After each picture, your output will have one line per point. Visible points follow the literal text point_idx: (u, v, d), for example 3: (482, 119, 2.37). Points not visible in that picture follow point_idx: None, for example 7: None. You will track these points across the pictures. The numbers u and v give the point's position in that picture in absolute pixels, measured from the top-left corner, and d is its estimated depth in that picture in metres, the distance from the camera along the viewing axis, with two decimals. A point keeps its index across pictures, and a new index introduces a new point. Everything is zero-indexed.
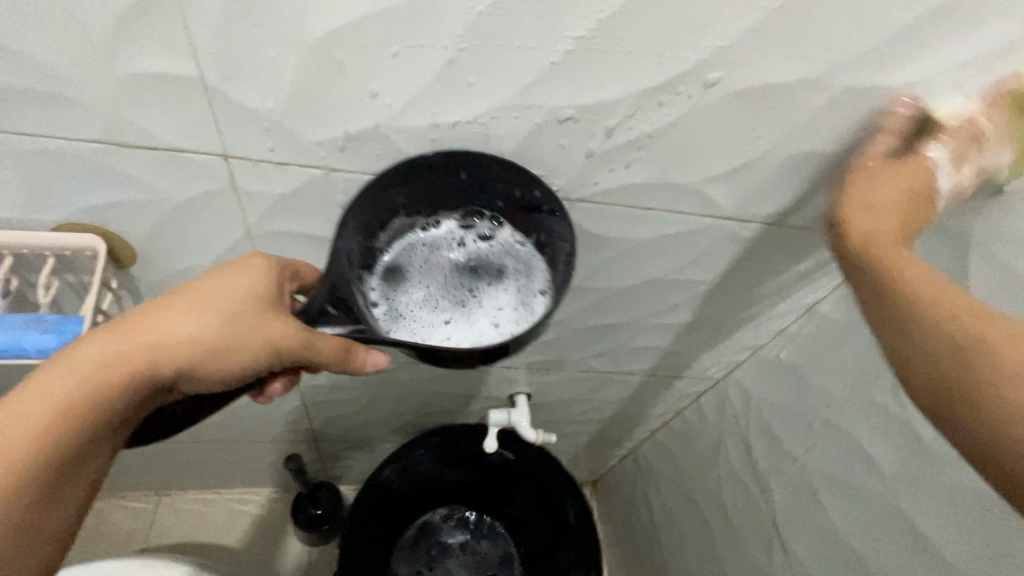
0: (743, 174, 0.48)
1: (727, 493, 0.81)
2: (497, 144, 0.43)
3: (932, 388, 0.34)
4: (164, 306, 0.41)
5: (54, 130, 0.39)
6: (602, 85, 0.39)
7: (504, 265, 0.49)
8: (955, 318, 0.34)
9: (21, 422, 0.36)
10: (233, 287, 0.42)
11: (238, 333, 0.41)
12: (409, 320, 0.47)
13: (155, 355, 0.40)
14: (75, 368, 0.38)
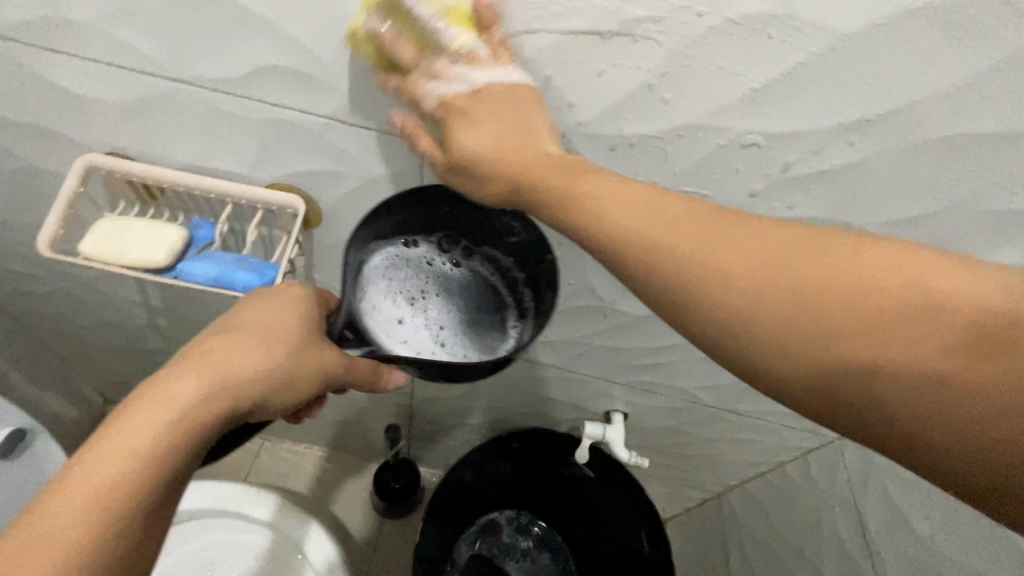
0: (922, 225, 0.45)
1: (826, 562, 0.75)
2: (668, 161, 0.45)
3: (853, 377, 0.28)
4: (226, 344, 0.41)
5: (296, 105, 0.47)
6: (794, 116, 0.40)
7: (472, 286, 0.54)
8: (840, 279, 0.28)
9: (115, 458, 0.35)
10: (283, 321, 0.44)
11: (300, 368, 0.43)
12: (399, 335, 0.49)
13: (228, 396, 0.40)
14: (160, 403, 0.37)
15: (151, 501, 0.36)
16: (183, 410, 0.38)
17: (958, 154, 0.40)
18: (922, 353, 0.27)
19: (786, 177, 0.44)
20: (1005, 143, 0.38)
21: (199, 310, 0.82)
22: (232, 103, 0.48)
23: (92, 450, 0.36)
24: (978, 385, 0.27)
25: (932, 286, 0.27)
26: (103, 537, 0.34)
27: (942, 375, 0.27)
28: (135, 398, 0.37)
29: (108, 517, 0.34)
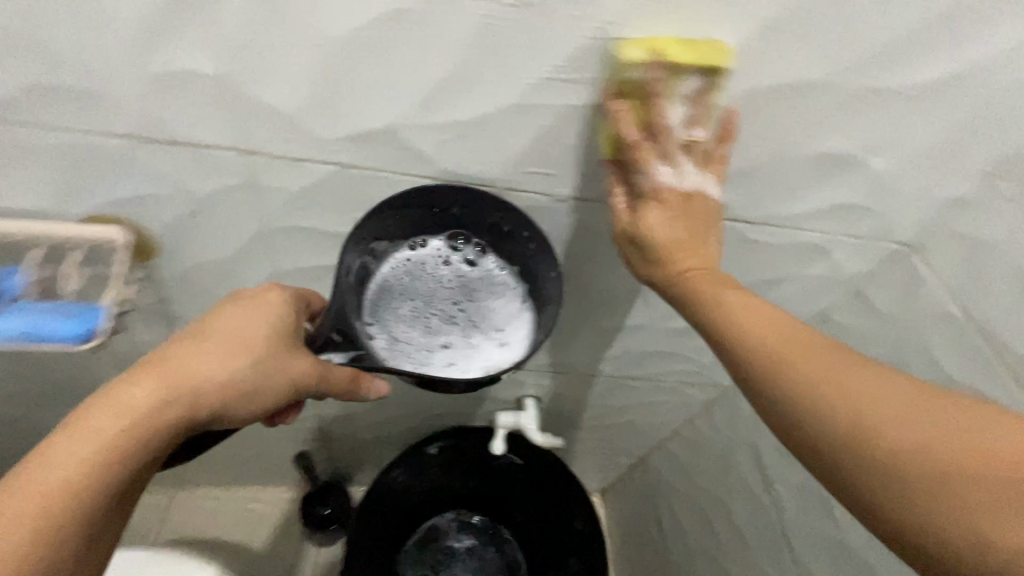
0: (750, 176, 0.48)
1: (737, 503, 0.80)
2: (504, 146, 0.43)
3: (814, 434, 0.34)
4: (189, 351, 0.39)
5: (87, 124, 0.41)
6: (609, 86, 0.39)
7: (483, 289, 0.49)
8: (821, 374, 0.35)
9: (69, 457, 0.35)
10: (252, 327, 0.41)
11: (263, 376, 0.40)
12: (398, 341, 0.46)
13: (181, 407, 0.38)
14: (114, 408, 0.36)
15: (90, 514, 0.35)
16: (130, 420, 0.36)
17: (764, 103, 0.41)
18: (884, 437, 0.32)
19: (621, 147, 0.44)
20: (799, 89, 0.41)
21: (47, 370, 0.72)
22: (8, 131, 0.41)
23: (36, 457, 0.35)
24: (938, 478, 0.29)
25: (897, 400, 0.32)
26: (35, 548, 0.33)
27: (899, 460, 0.31)
28: (87, 406, 0.36)
29: (38, 530, 0.33)
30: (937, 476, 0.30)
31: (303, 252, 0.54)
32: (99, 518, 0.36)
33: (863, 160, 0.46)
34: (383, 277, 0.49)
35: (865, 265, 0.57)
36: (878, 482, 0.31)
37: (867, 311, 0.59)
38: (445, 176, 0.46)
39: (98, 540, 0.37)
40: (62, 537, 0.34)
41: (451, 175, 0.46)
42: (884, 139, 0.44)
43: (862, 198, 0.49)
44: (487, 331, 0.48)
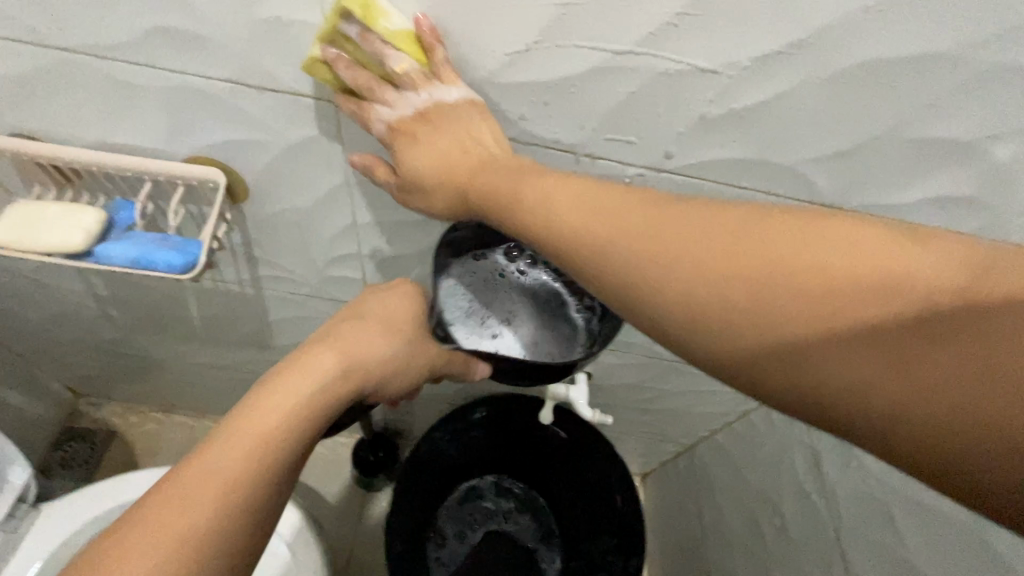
0: (850, 158, 0.44)
1: (786, 501, 0.77)
2: (588, 110, 0.43)
3: (758, 323, 0.31)
4: (356, 332, 0.48)
5: (196, 68, 0.44)
6: (704, 50, 0.38)
7: (542, 298, 0.56)
8: (664, 250, 0.33)
9: (271, 407, 0.41)
10: (403, 315, 0.52)
11: (418, 356, 0.51)
12: (466, 329, 0.53)
13: (356, 373, 0.46)
14: (306, 370, 0.44)
15: (292, 456, 0.41)
16: (320, 380, 0.44)
17: (877, 78, 0.38)
18: (874, 307, 0.28)
19: (710, 118, 0.42)
20: (921, 64, 0.37)
21: (145, 296, 0.79)
22: (131, 73, 0.45)
23: (249, 406, 0.41)
24: (956, 339, 0.27)
25: (869, 249, 0.29)
26: (253, 481, 0.38)
27: (910, 333, 0.28)
28: (284, 368, 0.44)
29: (259, 466, 0.39)
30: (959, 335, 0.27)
31: (379, 206, 0.56)
32: (295, 461, 0.41)
33: (986, 149, 0.41)
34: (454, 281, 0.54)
35: None
36: (895, 370, 0.28)
37: None
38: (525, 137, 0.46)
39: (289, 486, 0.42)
40: (268, 474, 0.39)
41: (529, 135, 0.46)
42: (1014, 126, 0.39)
43: (980, 191, 0.44)
44: (546, 328, 0.55)
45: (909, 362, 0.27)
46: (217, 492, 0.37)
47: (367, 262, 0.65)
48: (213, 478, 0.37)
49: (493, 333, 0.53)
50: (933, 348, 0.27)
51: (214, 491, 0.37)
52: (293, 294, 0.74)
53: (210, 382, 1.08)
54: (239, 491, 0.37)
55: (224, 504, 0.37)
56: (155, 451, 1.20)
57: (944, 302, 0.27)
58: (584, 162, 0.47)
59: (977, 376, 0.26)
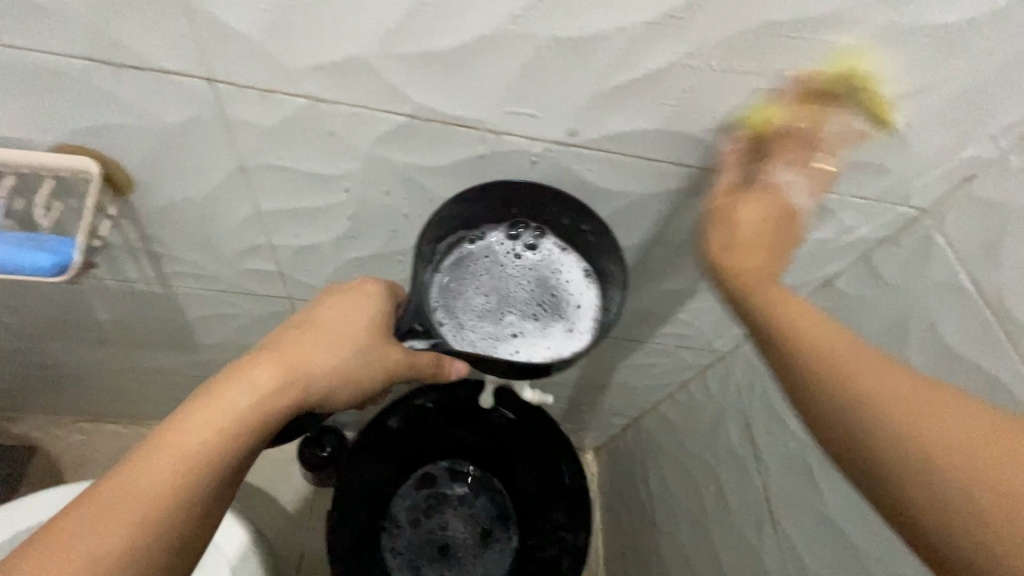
0: (756, 128, 0.44)
1: (722, 465, 0.79)
2: (486, 82, 0.40)
3: (840, 417, 0.35)
4: (302, 341, 0.44)
5: (43, 44, 0.39)
6: (598, 14, 0.36)
7: (552, 279, 0.52)
8: (851, 366, 0.36)
9: (199, 427, 0.37)
10: (355, 319, 0.46)
11: (372, 364, 0.45)
12: (465, 328, 0.49)
13: (297, 389, 0.42)
14: (241, 386, 0.40)
15: (214, 478, 0.37)
16: (253, 396, 0.40)
17: (773, 41, 0.37)
18: (934, 448, 0.31)
19: (614, 88, 0.40)
20: (814, 28, 0.36)
21: (43, 301, 0.73)
22: None
23: (172, 424, 0.37)
24: (990, 507, 0.28)
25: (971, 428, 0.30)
26: (165, 506, 0.35)
27: (958, 482, 0.29)
28: (218, 379, 0.40)
29: (179, 491, 0.36)
30: (1002, 505, 0.28)
31: (283, 194, 0.52)
32: (221, 482, 0.38)
33: (879, 112, 0.42)
34: (446, 276, 0.51)
35: (875, 228, 0.52)
36: (916, 490, 0.30)
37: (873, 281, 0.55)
38: (423, 113, 0.43)
39: (217, 505, 0.39)
40: (192, 500, 0.36)
41: (428, 112, 0.43)
42: (901, 89, 0.40)
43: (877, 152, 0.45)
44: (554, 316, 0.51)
45: (931, 488, 0.30)
46: (124, 517, 0.34)
47: (281, 253, 0.61)
48: (123, 503, 0.35)
49: (504, 327, 0.50)
50: (973, 502, 0.28)
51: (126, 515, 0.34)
52: (208, 291, 0.70)
53: (137, 388, 1.01)
54: (157, 520, 0.35)
55: (133, 529, 0.34)
56: (83, 463, 1.13)
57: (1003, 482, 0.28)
58: (490, 139, 0.45)
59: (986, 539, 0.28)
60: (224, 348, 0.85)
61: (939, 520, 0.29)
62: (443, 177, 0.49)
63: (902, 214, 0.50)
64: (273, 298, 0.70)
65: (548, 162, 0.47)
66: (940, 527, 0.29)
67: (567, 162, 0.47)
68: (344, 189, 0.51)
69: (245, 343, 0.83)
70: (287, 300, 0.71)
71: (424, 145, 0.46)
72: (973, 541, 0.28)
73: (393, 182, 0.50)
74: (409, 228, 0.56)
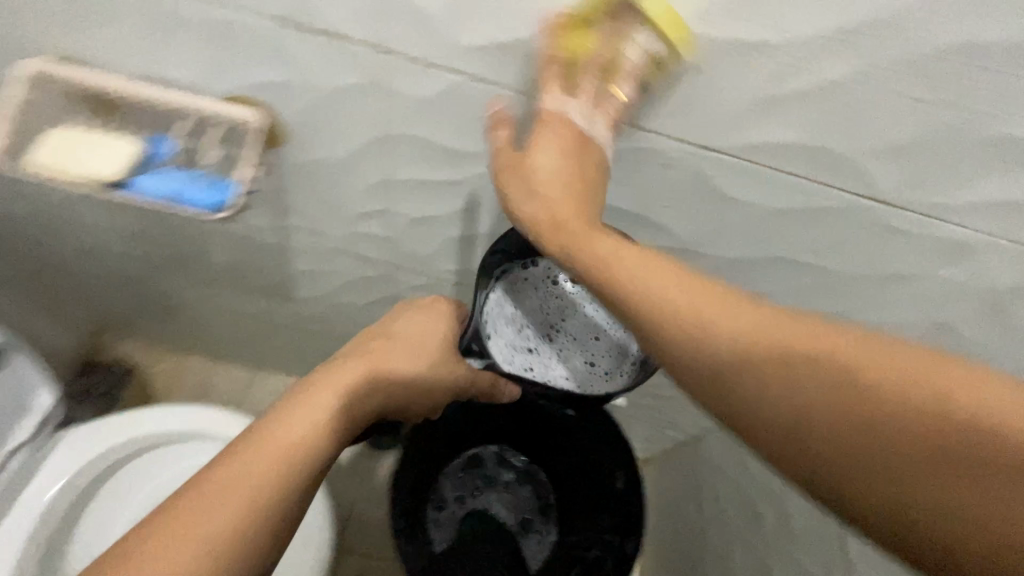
0: (915, 153, 0.41)
1: (791, 498, 0.77)
2: (643, 76, 0.41)
3: (781, 405, 0.36)
4: (385, 348, 0.54)
5: (245, 3, 0.43)
6: (776, 20, 0.36)
7: (581, 310, 0.58)
8: (754, 333, 0.37)
9: (314, 408, 0.45)
10: (420, 336, 0.57)
11: (434, 371, 0.56)
12: (506, 344, 0.55)
13: (379, 387, 0.52)
14: (339, 378, 0.49)
15: (326, 454, 0.45)
16: (352, 386, 0.49)
17: (960, 65, 0.35)
18: (889, 402, 0.33)
19: (772, 95, 0.40)
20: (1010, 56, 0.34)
21: (173, 237, 0.80)
22: (181, 3, 0.44)
23: (294, 407, 0.45)
24: (942, 438, 0.31)
25: (897, 369, 0.33)
26: (291, 472, 0.42)
27: (915, 436, 0.32)
28: (323, 377, 0.49)
29: (299, 460, 0.42)
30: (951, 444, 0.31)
31: (415, 165, 0.55)
32: (329, 457, 0.45)
33: None
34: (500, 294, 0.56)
35: None
36: (885, 454, 0.33)
37: None
38: None
39: (315, 489, 0.45)
40: (307, 467, 0.43)
41: None
42: None
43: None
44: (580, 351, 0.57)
45: (897, 452, 0.32)
46: (243, 483, 0.40)
47: (396, 220, 0.65)
48: (250, 468, 0.41)
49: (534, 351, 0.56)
50: (925, 447, 0.32)
51: (259, 478, 0.40)
52: (320, 248, 0.74)
53: (229, 329, 1.10)
54: (283, 479, 0.41)
55: (259, 496, 0.40)
56: (172, 389, 1.24)
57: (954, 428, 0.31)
58: (631, 134, 0.46)
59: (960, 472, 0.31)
60: (317, 303, 0.91)
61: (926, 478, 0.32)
62: None
63: None
64: (377, 263, 0.74)
65: (682, 164, 0.47)
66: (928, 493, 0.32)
67: (701, 165, 0.47)
68: (475, 166, 0.53)
69: (337, 302, 0.88)
70: (389, 267, 0.75)
71: (564, 132, 0.47)
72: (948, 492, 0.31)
73: None
74: None
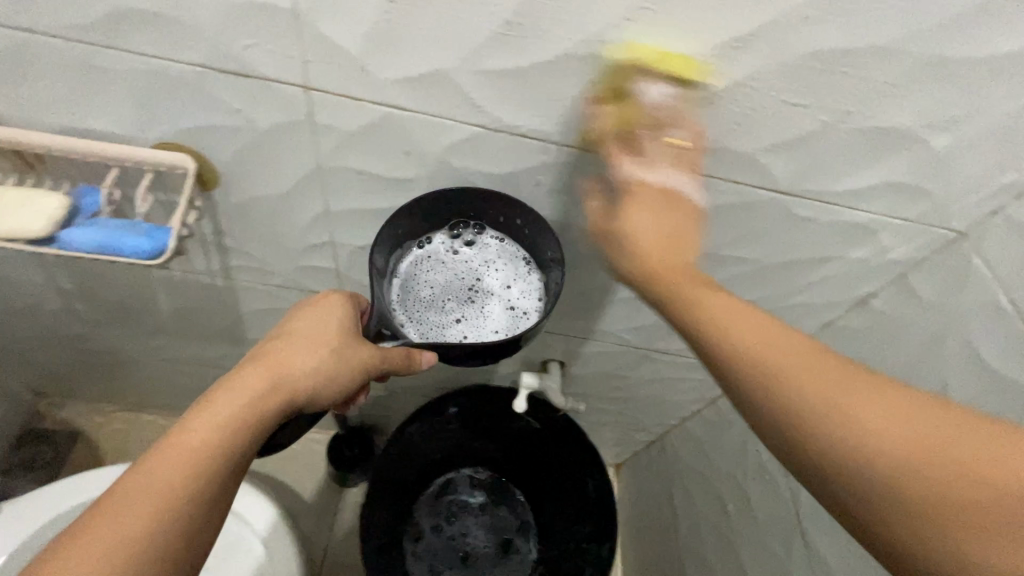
0: (806, 148, 0.45)
1: (751, 482, 0.80)
2: (554, 97, 0.43)
3: (793, 421, 0.36)
4: (285, 349, 0.47)
5: (164, 52, 0.44)
6: (663, 40, 0.38)
7: (493, 265, 0.56)
8: (811, 375, 0.37)
9: (198, 427, 0.41)
10: (324, 325, 0.49)
11: (348, 363, 0.48)
12: (422, 324, 0.54)
13: (280, 394, 0.45)
14: (230, 390, 0.43)
15: (221, 469, 0.41)
16: (244, 400, 0.43)
17: (827, 70, 0.39)
18: (891, 448, 0.33)
19: (673, 105, 0.43)
20: (867, 60, 0.39)
21: (113, 288, 0.78)
22: (98, 55, 0.45)
23: (181, 428, 0.41)
24: (946, 498, 0.31)
25: (916, 425, 0.34)
26: (180, 493, 0.38)
27: (913, 477, 0.32)
28: (210, 392, 0.43)
29: (190, 481, 0.39)
30: (952, 499, 0.31)
31: (352, 194, 0.56)
32: (224, 475, 0.41)
33: (926, 139, 0.44)
34: (403, 279, 0.55)
35: (914, 250, 0.54)
36: (873, 489, 0.34)
37: (913, 302, 0.56)
38: (495, 125, 0.46)
39: (227, 498, 0.42)
40: (198, 488, 0.39)
41: (500, 123, 0.46)
42: (951, 116, 0.42)
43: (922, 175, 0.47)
44: (499, 301, 0.55)
45: (893, 488, 0.33)
46: (128, 514, 0.37)
47: (342, 250, 0.66)
48: (133, 498, 0.38)
49: (452, 320, 0.54)
50: (930, 498, 0.32)
51: (145, 506, 0.37)
52: (267, 286, 0.74)
53: (181, 380, 1.06)
54: (170, 507, 0.38)
55: (145, 525, 0.37)
56: (124, 449, 1.17)
57: (958, 486, 0.31)
58: (552, 149, 0.48)
59: (948, 522, 0.31)
60: None
61: (926, 519, 0.32)
62: (504, 184, 0.53)
63: (940, 235, 0.52)
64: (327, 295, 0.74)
65: (602, 175, 0.50)
66: (920, 529, 0.32)
67: None
68: (411, 192, 0.55)
69: None
70: None
71: (492, 154, 0.50)
72: (935, 531, 0.31)
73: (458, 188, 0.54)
74: None
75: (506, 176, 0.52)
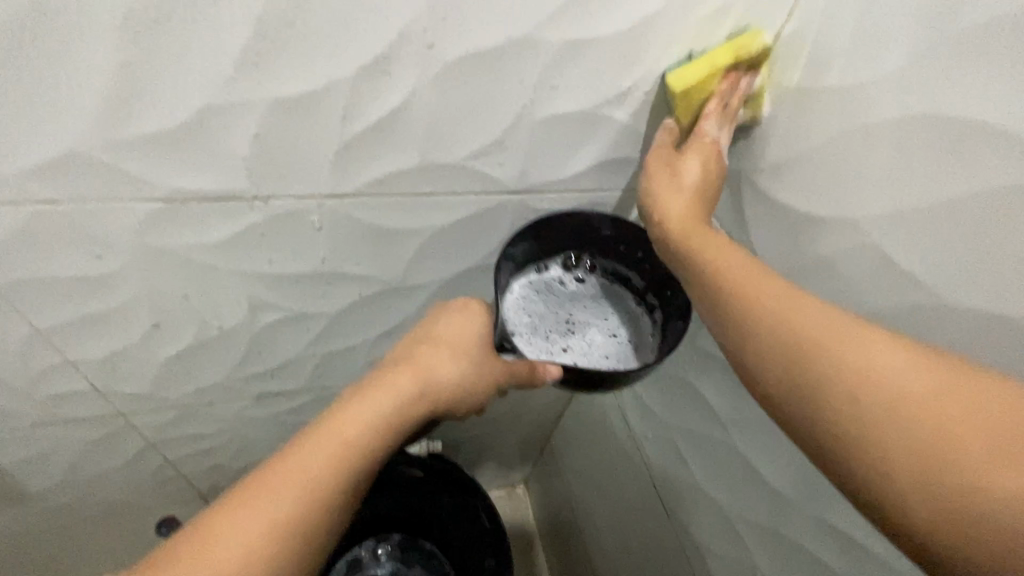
0: (512, 148, 0.45)
1: (620, 469, 0.80)
2: (220, 154, 0.39)
3: (774, 361, 0.32)
4: (432, 351, 0.45)
5: None
6: (299, 75, 0.36)
7: (602, 303, 0.52)
8: (817, 327, 0.31)
9: (364, 408, 0.39)
10: (469, 331, 0.47)
11: (487, 375, 0.46)
12: (532, 343, 0.48)
13: (426, 399, 0.43)
14: (385, 387, 0.41)
15: (376, 459, 0.39)
16: (400, 398, 0.41)
17: (484, 73, 0.39)
18: (872, 408, 0.28)
19: (354, 135, 0.40)
20: (509, 55, 0.38)
21: None
22: None
23: (345, 409, 0.39)
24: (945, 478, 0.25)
25: (912, 383, 0.28)
26: (344, 473, 0.37)
27: (903, 451, 0.27)
28: (368, 383, 0.42)
29: (351, 463, 0.37)
30: (948, 485, 0.25)
31: (53, 306, 0.47)
32: (372, 469, 0.39)
33: (612, 117, 0.45)
34: (517, 300, 0.51)
35: None
36: (883, 455, 0.27)
37: None
38: (176, 195, 0.41)
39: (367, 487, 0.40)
40: (355, 474, 0.38)
41: (181, 192, 0.41)
42: (618, 92, 0.43)
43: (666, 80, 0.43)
44: (602, 331, 0.51)
45: (869, 452, 0.28)
46: (300, 485, 0.36)
47: (85, 368, 0.56)
48: (300, 472, 0.36)
49: (560, 346, 0.49)
50: (925, 479, 0.26)
51: (311, 482, 0.36)
52: (13, 431, 0.61)
53: None
54: (331, 486, 0.36)
55: (311, 496, 0.35)
56: None
57: (970, 478, 0.25)
58: (255, 206, 0.44)
59: (943, 513, 0.25)
60: (62, 491, 0.74)
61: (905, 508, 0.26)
62: (228, 253, 0.47)
63: None
64: (99, 418, 0.63)
65: (329, 218, 0.47)
66: (905, 505, 0.26)
67: (346, 211, 0.46)
68: (125, 285, 0.48)
69: (86, 477, 0.73)
70: (116, 416, 0.64)
71: (192, 225, 0.44)
72: (916, 497, 0.26)
73: (176, 268, 0.47)
74: (216, 308, 0.53)
75: (226, 243, 0.46)
